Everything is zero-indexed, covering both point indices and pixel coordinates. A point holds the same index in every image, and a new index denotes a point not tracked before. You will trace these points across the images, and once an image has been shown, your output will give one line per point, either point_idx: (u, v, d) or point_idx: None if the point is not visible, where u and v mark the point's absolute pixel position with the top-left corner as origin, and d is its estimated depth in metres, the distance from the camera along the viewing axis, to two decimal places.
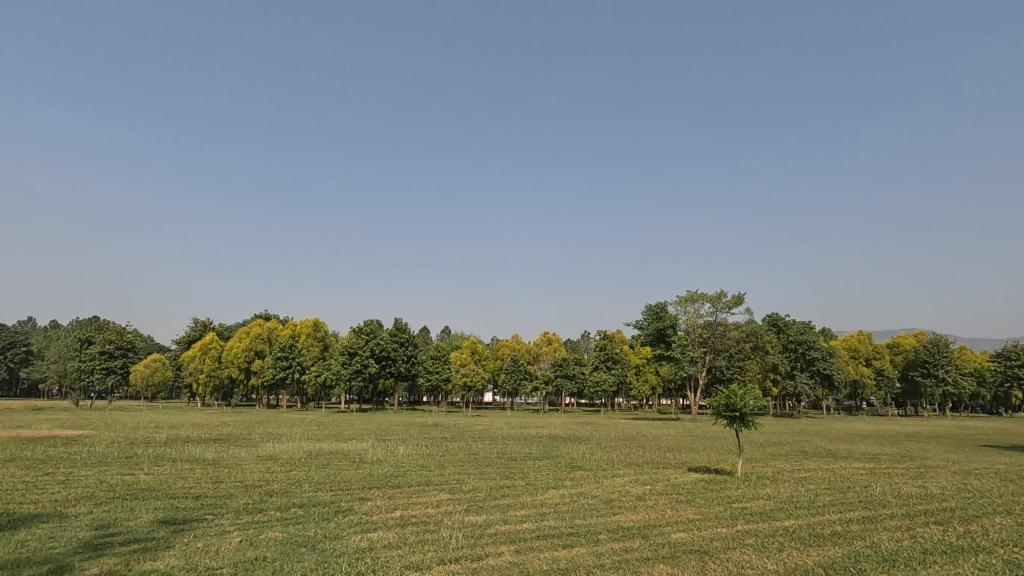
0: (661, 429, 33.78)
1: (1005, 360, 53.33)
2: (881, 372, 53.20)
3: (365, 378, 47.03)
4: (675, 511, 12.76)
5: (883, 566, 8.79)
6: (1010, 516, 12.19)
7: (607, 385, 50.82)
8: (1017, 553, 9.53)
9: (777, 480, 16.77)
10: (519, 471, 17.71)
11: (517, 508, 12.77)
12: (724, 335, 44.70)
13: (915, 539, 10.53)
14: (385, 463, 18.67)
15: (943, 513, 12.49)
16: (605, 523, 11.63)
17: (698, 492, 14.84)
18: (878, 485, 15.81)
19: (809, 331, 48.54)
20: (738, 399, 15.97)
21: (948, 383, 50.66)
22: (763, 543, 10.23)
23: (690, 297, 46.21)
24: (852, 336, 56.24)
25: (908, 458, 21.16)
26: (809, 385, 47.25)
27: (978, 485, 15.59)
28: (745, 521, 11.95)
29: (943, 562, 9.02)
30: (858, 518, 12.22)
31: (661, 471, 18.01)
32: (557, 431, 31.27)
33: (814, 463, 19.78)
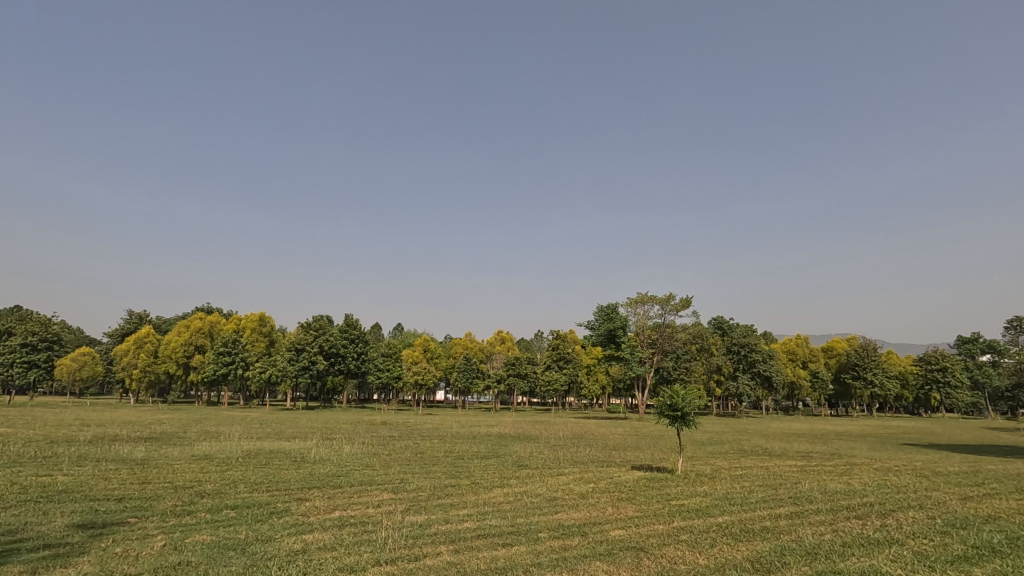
0: (608, 429, 34.28)
1: (926, 363, 57.31)
2: (816, 374, 55.91)
3: (312, 375, 45.69)
4: (616, 509, 12.94)
5: (805, 559, 9.16)
6: (921, 509, 13.02)
7: (559, 384, 51.16)
8: (927, 545, 10.14)
9: (715, 477, 17.31)
10: (465, 470, 17.58)
11: (459, 507, 12.64)
12: (671, 337, 45.70)
13: (837, 533, 11.07)
14: (328, 462, 18.13)
15: (863, 508, 13.21)
16: (547, 521, 11.65)
17: (639, 490, 15.12)
18: (806, 482, 16.56)
19: (752, 334, 50.52)
20: (680, 399, 16.38)
21: (876, 385, 53.75)
22: (697, 539, 10.49)
23: (640, 298, 47.26)
24: (791, 339, 58.86)
25: (836, 456, 22.22)
26: (750, 386, 49.14)
27: (896, 481, 16.55)
28: (682, 518, 12.26)
29: (860, 554, 9.50)
30: (787, 513, 12.76)
31: (606, 470, 18.27)
32: (507, 430, 31.22)
33: (750, 461, 20.52)
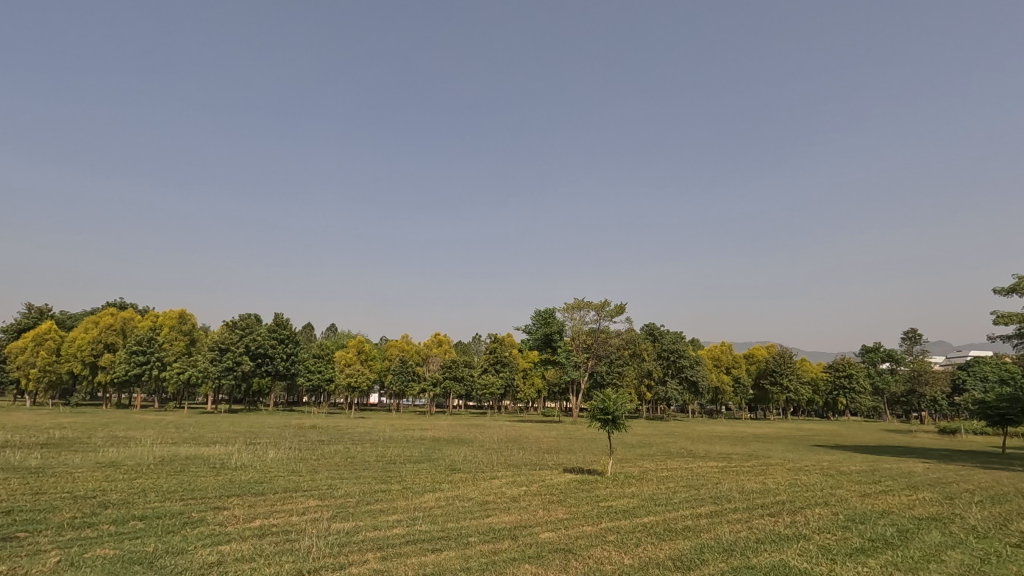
0: (543, 432, 34.68)
1: (834, 370, 61.93)
2: (738, 379, 59.11)
3: (237, 377, 43.30)
4: (547, 511, 13.09)
5: (721, 556, 9.61)
6: (826, 506, 14.01)
7: (495, 388, 51.20)
8: (830, 539, 10.92)
9: (642, 479, 17.90)
10: (396, 474, 17.22)
11: (389, 513, 12.37)
12: (605, 341, 46.80)
13: (751, 530, 11.71)
14: (250, 468, 17.25)
15: (775, 506, 14.08)
16: (477, 525, 11.59)
17: (570, 492, 15.38)
18: (726, 482, 17.42)
19: (680, 340, 52.75)
20: (612, 403, 16.81)
21: (791, 390, 57.45)
22: (623, 539, 10.78)
23: (576, 304, 48.26)
24: (716, 345, 61.88)
25: (754, 457, 23.52)
26: (678, 391, 51.27)
27: (805, 480, 17.74)
28: (610, 519, 12.56)
29: (771, 549, 10.09)
30: (707, 512, 13.36)
31: (538, 473, 18.45)
32: (442, 434, 30.93)
33: (676, 463, 21.35)
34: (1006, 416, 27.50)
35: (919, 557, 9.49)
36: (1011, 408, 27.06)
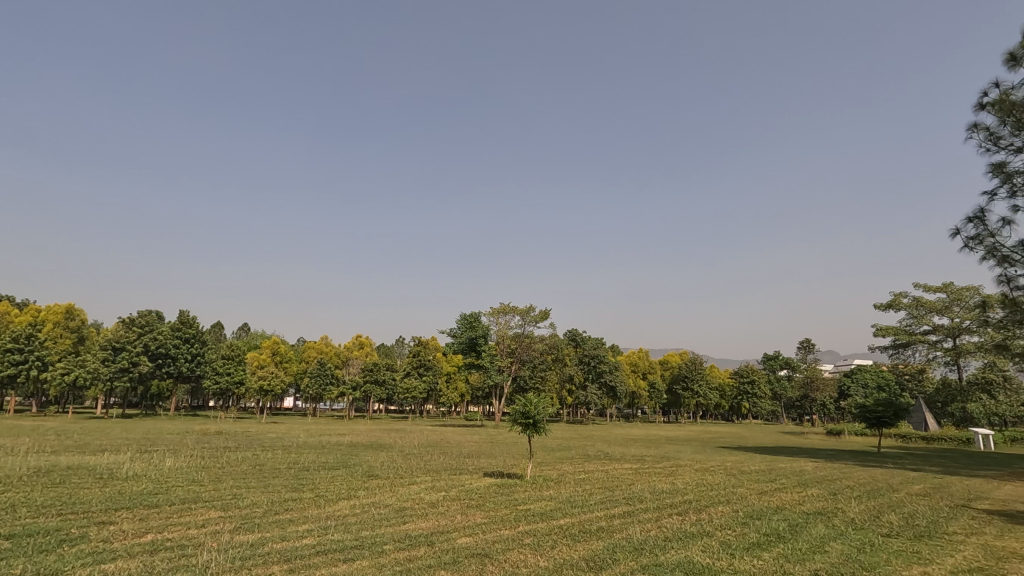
0: (464, 436, 34.49)
1: (739, 376, 66.28)
2: (653, 384, 61.87)
3: (133, 379, 39.66)
4: (465, 516, 13.00)
5: (632, 554, 9.96)
6: (729, 504, 14.92)
7: (417, 392, 50.28)
8: (730, 535, 11.62)
9: (560, 482, 18.21)
10: (309, 482, 16.44)
11: (299, 523, 11.76)
12: (529, 346, 47.39)
13: (660, 528, 12.23)
14: (144, 478, 15.82)
15: (683, 505, 14.79)
16: (393, 532, 11.28)
17: (489, 497, 15.35)
18: (639, 483, 18.11)
19: (601, 346, 54.43)
20: (533, 407, 17.00)
21: (700, 395, 60.88)
22: (540, 542, 10.91)
23: (502, 309, 48.63)
24: (634, 352, 64.39)
25: (665, 459, 24.64)
26: (597, 396, 52.88)
27: (709, 480, 18.81)
28: (527, 522, 12.67)
29: (678, 547, 10.57)
30: (621, 513, 13.81)
31: (457, 478, 18.28)
32: (359, 439, 29.95)
33: (592, 466, 21.93)
34: (882, 418, 30.66)
35: (807, 549, 10.30)
36: (886, 412, 30.21)
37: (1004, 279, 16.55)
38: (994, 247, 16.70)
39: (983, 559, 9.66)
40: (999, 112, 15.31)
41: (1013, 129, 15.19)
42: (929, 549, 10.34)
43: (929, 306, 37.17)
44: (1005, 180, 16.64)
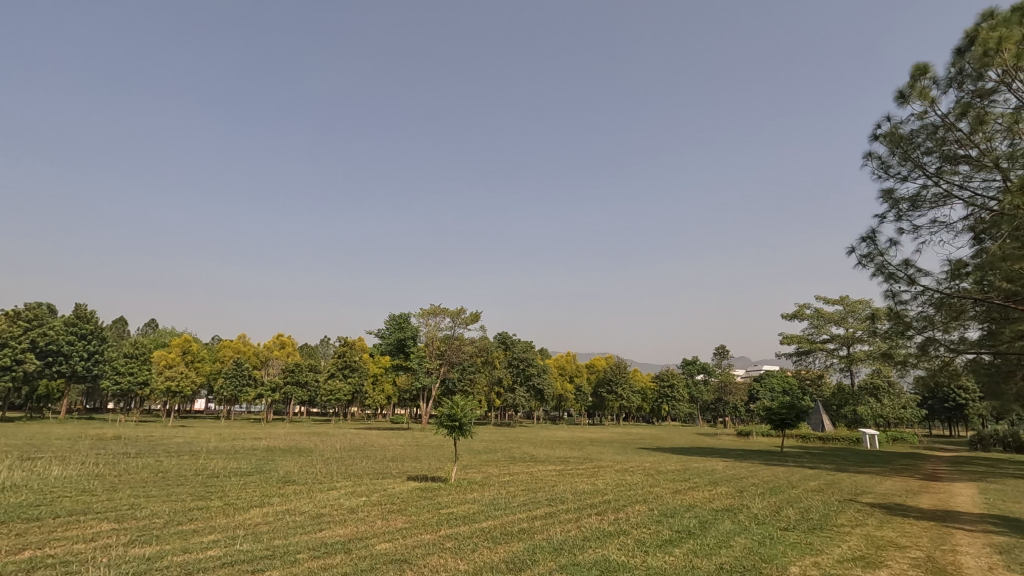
0: (389, 439, 33.83)
1: (660, 380, 69.35)
2: (579, 387, 63.44)
3: (18, 379, 35.19)
4: (385, 522, 12.69)
5: (550, 555, 10.13)
6: (645, 503, 15.52)
7: (341, 394, 48.72)
8: (645, 533, 12.08)
9: (484, 484, 18.23)
10: (218, 489, 15.46)
11: (204, 533, 11.04)
12: (459, 348, 47.25)
13: (579, 529, 12.52)
14: (24, 489, 14.26)
15: (602, 505, 15.24)
16: (308, 540, 10.84)
17: (411, 501, 15.10)
18: (561, 484, 18.48)
19: (530, 350, 55.14)
20: (460, 410, 16.88)
21: (623, 398, 63.09)
22: (461, 545, 10.85)
23: (432, 310, 48.09)
24: (562, 355, 65.84)
25: (588, 460, 25.31)
26: (525, 398, 53.44)
27: (628, 480, 19.50)
28: (449, 525, 12.57)
29: (595, 546, 10.87)
30: (542, 514, 14.01)
31: (380, 482, 17.88)
32: (277, 443, 28.59)
33: (517, 468, 22.15)
34: (785, 420, 33.00)
35: (713, 544, 10.90)
36: (789, 414, 32.56)
37: (890, 293, 18.37)
38: (883, 265, 18.49)
39: (865, 548, 10.60)
40: (890, 144, 17.00)
41: (901, 159, 16.91)
42: (821, 540, 11.22)
43: (828, 317, 40.57)
44: (893, 205, 18.48)
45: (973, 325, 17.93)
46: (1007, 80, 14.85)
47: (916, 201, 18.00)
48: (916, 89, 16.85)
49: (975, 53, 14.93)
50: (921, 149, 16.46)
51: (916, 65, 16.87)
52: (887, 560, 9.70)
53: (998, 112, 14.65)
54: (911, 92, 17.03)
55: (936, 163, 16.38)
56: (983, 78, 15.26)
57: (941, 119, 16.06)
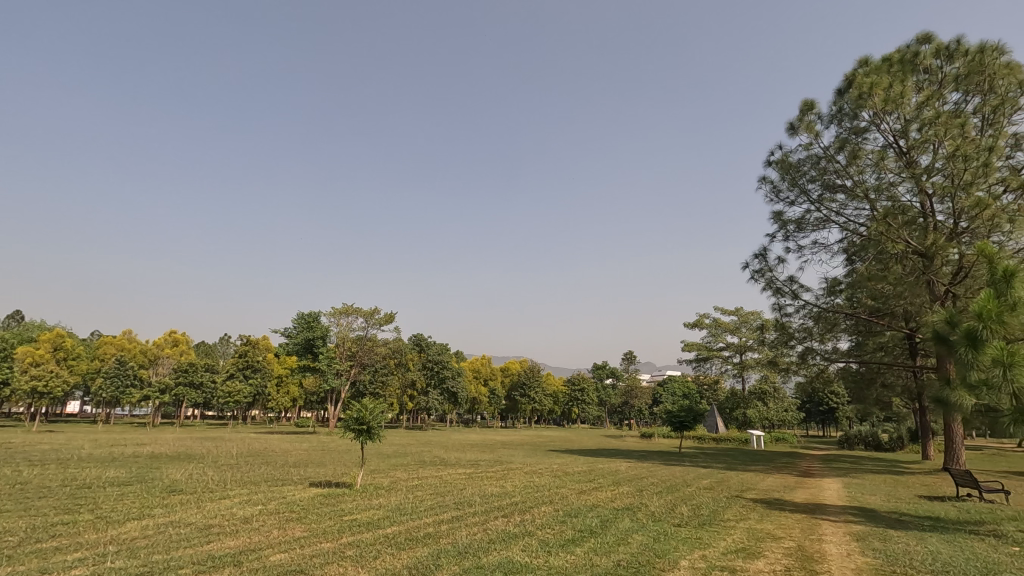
0: (292, 444, 32.13)
1: (571, 383, 71.41)
2: (493, 391, 63.84)
3: None
4: (282, 531, 12.03)
5: (454, 559, 10.09)
6: (551, 504, 15.90)
7: (241, 396, 45.60)
8: (549, 533, 12.36)
9: (391, 489, 17.82)
10: (90, 502, 13.93)
11: (69, 551, 9.90)
12: (371, 349, 45.94)
13: (485, 531, 12.60)
14: None
15: (509, 507, 15.42)
16: (194, 554, 10.06)
17: (311, 508, 14.43)
18: (470, 487, 18.47)
19: (445, 352, 54.68)
20: (368, 413, 16.35)
21: (536, 401, 64.24)
22: (362, 553, 10.52)
23: (344, 309, 46.42)
24: (477, 359, 65.95)
25: (497, 463, 25.46)
26: (439, 401, 52.99)
27: (536, 482, 19.87)
28: (351, 533, 12.15)
29: (499, 548, 10.97)
30: (449, 518, 13.94)
31: (279, 489, 16.92)
32: (163, 450, 26.24)
33: (426, 472, 21.86)
34: (683, 422, 35.09)
35: (612, 542, 11.39)
36: (687, 416, 34.67)
37: (777, 307, 20.13)
38: (772, 280, 20.24)
39: (747, 540, 11.50)
40: (781, 170, 18.71)
41: (789, 184, 18.63)
42: (708, 535, 12.05)
43: (724, 326, 43.76)
44: (782, 226, 20.31)
45: (844, 336, 20.12)
46: (877, 121, 16.84)
47: (801, 223, 19.89)
48: (804, 122, 18.64)
49: (852, 95, 16.76)
50: (806, 177, 18.23)
51: (804, 101, 18.67)
52: (764, 550, 10.59)
53: (868, 148, 16.56)
54: (800, 123, 18.81)
55: (818, 190, 18.20)
56: (857, 117, 17.19)
57: (823, 150, 17.88)
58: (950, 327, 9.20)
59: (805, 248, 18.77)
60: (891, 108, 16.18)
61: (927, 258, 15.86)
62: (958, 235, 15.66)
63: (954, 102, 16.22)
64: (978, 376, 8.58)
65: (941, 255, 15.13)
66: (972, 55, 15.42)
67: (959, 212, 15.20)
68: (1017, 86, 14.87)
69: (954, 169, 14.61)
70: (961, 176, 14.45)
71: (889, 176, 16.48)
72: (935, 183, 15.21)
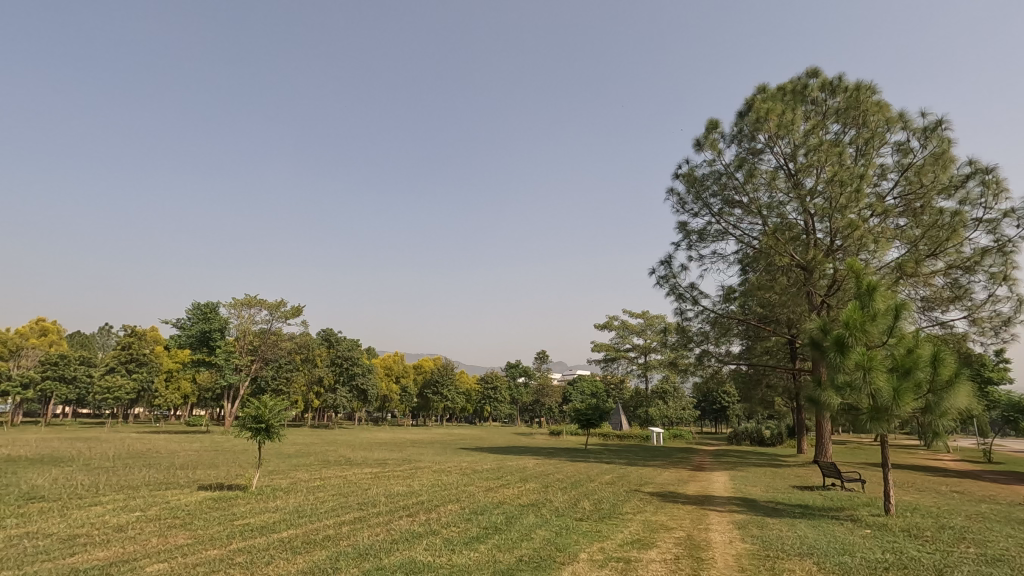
0: (180, 444, 29.56)
1: (484, 381, 71.65)
2: (405, 389, 62.52)
3: None
4: (162, 539, 11.01)
5: (353, 561, 9.75)
6: (457, 502, 15.82)
7: (122, 392, 41.29)
8: (453, 532, 12.29)
9: (290, 491, 16.90)
10: None
11: None
12: (275, 344, 42.96)
13: (389, 532, 12.28)
14: None
15: (415, 506, 15.17)
16: (52, 569, 8.96)
17: (199, 513, 13.37)
18: (376, 487, 17.95)
19: (356, 348, 52.71)
20: (268, 411, 15.36)
21: (448, 399, 63.74)
22: (252, 559, 9.87)
23: (246, 301, 43.54)
24: (389, 355, 64.30)
25: (406, 462, 24.92)
26: (347, 399, 51.09)
27: (444, 481, 19.68)
28: (242, 538, 11.39)
29: (402, 548, 10.75)
30: (351, 519, 13.47)
31: (162, 493, 15.51)
32: (21, 451, 23.14)
33: (329, 472, 20.94)
34: (590, 420, 36.31)
35: (516, 538, 11.54)
36: (594, 414, 35.90)
37: (678, 311, 21.36)
38: (675, 286, 21.47)
39: (642, 531, 12.12)
40: (687, 183, 19.87)
41: (694, 197, 19.82)
42: (608, 527, 12.56)
43: (631, 328, 45.90)
44: (686, 236, 21.59)
45: (736, 341, 21.76)
46: (771, 144, 18.34)
47: (702, 234, 21.26)
48: (709, 139, 19.93)
49: (751, 118, 18.16)
50: (709, 191, 19.49)
51: (709, 120, 19.96)
52: (657, 541, 11.20)
53: (762, 169, 18.00)
54: (706, 140, 20.08)
55: (718, 204, 19.53)
56: (754, 139, 18.61)
57: (724, 167, 19.23)
58: (823, 334, 10.20)
59: (705, 257, 20.07)
60: (783, 133, 17.70)
61: (807, 272, 17.49)
62: (833, 252, 17.43)
63: (835, 132, 18.01)
64: (844, 378, 9.55)
65: (818, 269, 16.77)
66: (851, 92, 17.22)
67: (834, 232, 16.90)
68: (885, 122, 16.81)
69: (832, 193, 16.23)
70: (838, 200, 16.08)
71: (779, 196, 18.03)
72: (816, 205, 16.81)
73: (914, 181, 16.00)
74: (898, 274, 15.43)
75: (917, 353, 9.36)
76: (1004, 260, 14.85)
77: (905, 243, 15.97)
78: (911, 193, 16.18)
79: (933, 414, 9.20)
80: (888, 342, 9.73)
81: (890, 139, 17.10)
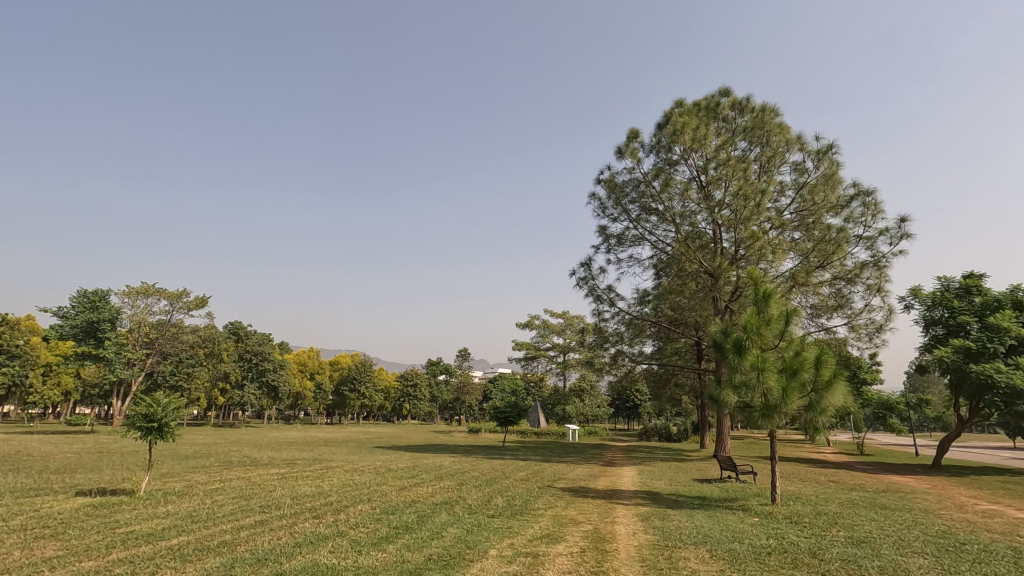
0: (57, 446, 26.58)
1: (404, 378, 70.29)
2: (319, 385, 60.06)
3: None
4: (25, 552, 9.85)
5: (250, 568, 9.20)
6: (368, 502, 15.40)
7: None
8: (361, 533, 11.93)
9: (184, 495, 15.69)
10: None
11: None
12: (175, 337, 40.00)
13: (291, 535, 11.73)
14: None
15: (322, 507, 14.59)
16: None
17: (74, 522, 12.09)
18: (281, 488, 17.08)
19: (267, 343, 49.94)
20: (161, 409, 14.11)
21: (365, 396, 61.87)
22: (133, 570, 9.06)
23: (142, 289, 40.00)
24: (304, 351, 61.44)
25: (317, 462, 23.89)
26: (256, 396, 48.25)
27: (355, 480, 19.07)
28: (123, 547, 10.42)
29: (304, 552, 10.28)
30: (251, 523, 12.73)
31: (30, 501, 13.85)
32: None
33: (230, 473, 19.62)
34: (509, 418, 36.63)
35: (426, 537, 11.41)
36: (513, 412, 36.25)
37: (596, 312, 22.06)
38: (593, 288, 22.13)
39: (551, 526, 12.39)
40: (608, 190, 20.54)
41: (614, 203, 20.51)
42: (518, 523, 12.71)
43: (552, 328, 46.88)
44: (605, 240, 22.32)
45: (648, 341, 22.78)
46: (685, 156, 19.37)
47: (621, 238, 22.06)
48: (629, 148, 20.70)
49: (668, 131, 19.07)
50: (628, 198, 20.28)
51: (630, 129, 20.79)
52: (565, 535, 11.50)
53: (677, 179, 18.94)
54: (627, 148, 20.83)
55: (636, 211, 20.36)
56: (671, 150, 19.55)
57: (643, 176, 20.04)
58: (724, 336, 10.88)
59: (623, 261, 20.88)
60: (696, 147, 18.72)
61: (714, 279, 18.61)
62: (736, 260, 18.66)
63: (743, 149, 19.29)
64: (740, 378, 10.25)
65: (724, 276, 17.89)
66: (757, 113, 18.56)
67: (738, 242, 18.14)
68: (785, 143, 18.27)
69: (737, 205, 17.37)
70: (742, 212, 17.23)
71: (691, 206, 19.06)
72: (723, 216, 17.93)
73: (808, 199, 17.48)
74: (791, 282, 16.80)
75: (803, 355, 10.20)
76: (879, 273, 16.61)
77: (798, 254, 17.39)
78: (805, 209, 17.64)
79: (814, 411, 10.04)
80: (779, 345, 10.54)
81: (788, 159, 18.61)
